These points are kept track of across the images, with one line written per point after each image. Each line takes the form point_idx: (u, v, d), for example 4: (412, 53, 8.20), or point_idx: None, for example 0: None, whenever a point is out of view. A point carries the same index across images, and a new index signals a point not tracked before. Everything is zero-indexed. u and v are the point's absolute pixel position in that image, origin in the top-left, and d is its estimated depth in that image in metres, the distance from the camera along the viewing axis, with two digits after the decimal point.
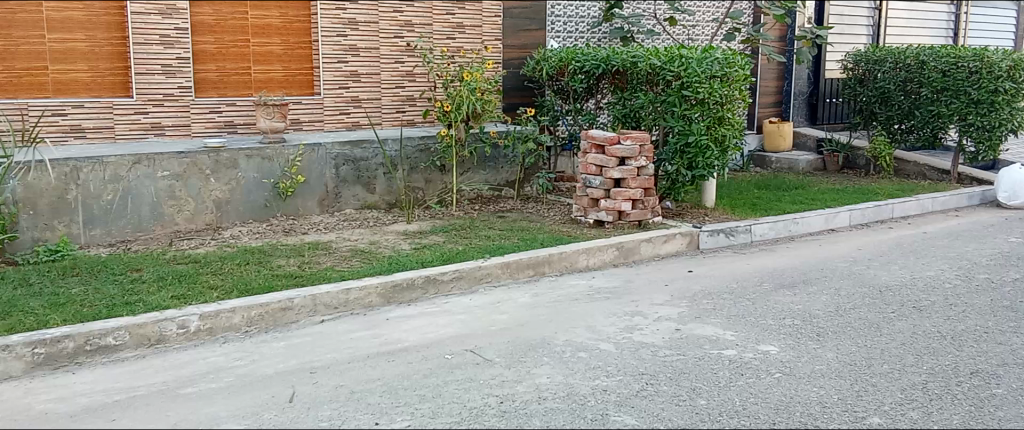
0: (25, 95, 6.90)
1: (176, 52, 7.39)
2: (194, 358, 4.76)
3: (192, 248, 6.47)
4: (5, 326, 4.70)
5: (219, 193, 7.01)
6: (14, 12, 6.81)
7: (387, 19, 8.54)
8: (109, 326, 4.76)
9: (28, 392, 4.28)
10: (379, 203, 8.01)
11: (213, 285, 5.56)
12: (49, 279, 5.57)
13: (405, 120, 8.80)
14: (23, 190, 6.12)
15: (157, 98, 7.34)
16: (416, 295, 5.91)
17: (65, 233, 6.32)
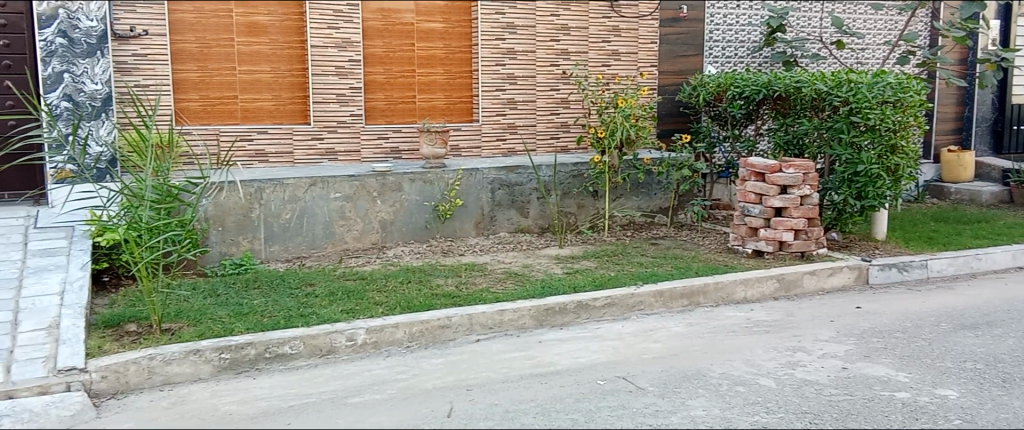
0: (217, 121, 7.54)
1: (349, 82, 7.90)
2: (360, 369, 5.04)
3: (360, 265, 6.86)
4: (197, 332, 5.14)
5: (385, 214, 7.40)
6: (210, 47, 7.44)
7: (544, 48, 8.74)
8: (286, 336, 5.11)
9: (215, 393, 4.65)
10: (532, 227, 8.17)
11: (378, 301, 5.87)
12: (234, 291, 6.06)
13: (559, 146, 8.95)
14: (214, 209, 6.70)
15: (331, 125, 7.87)
16: (568, 320, 5.95)
17: (248, 249, 6.88)
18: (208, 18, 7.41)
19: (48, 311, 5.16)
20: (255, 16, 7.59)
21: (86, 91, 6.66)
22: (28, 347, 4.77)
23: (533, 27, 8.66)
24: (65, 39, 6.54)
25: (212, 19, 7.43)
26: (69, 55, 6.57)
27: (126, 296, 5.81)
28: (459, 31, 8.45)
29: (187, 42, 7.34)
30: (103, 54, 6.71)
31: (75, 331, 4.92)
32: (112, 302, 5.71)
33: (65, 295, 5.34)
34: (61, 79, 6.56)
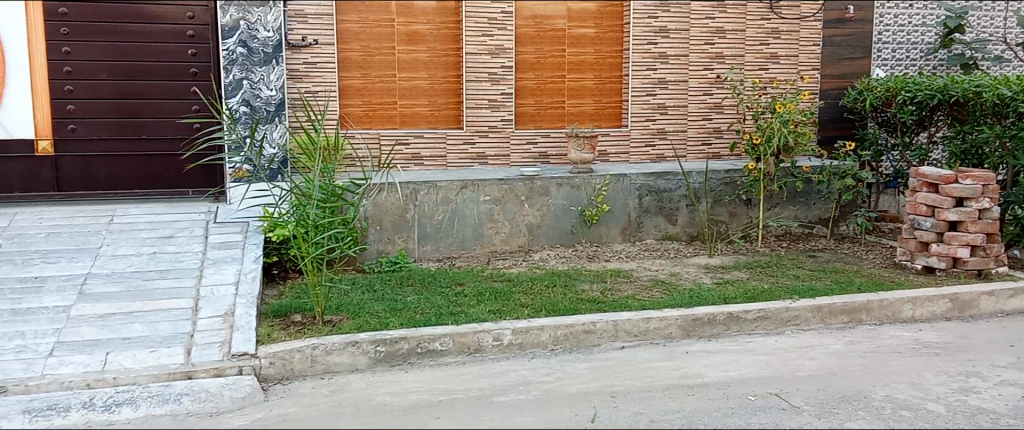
0: (377, 126, 7.92)
1: (501, 88, 8.07)
2: (506, 369, 5.12)
3: (507, 267, 6.99)
4: (355, 324, 5.41)
5: (532, 217, 7.49)
6: (372, 55, 7.81)
7: (698, 52, 8.56)
8: (436, 333, 5.27)
9: (371, 384, 4.87)
10: (681, 234, 8.01)
11: (524, 303, 5.95)
12: (389, 287, 6.34)
13: (710, 152, 8.76)
14: (373, 209, 7.03)
15: (483, 129, 8.07)
16: (717, 331, 5.79)
17: (403, 247, 7.17)
18: (372, 27, 7.77)
19: (223, 300, 5.56)
20: (414, 25, 7.90)
21: (262, 97, 7.15)
22: (205, 332, 5.13)
23: (687, 31, 8.49)
24: (246, 48, 7.03)
25: (375, 29, 7.79)
26: (248, 63, 7.06)
27: (292, 289, 6.21)
28: (611, 36, 8.45)
29: (352, 50, 7.73)
30: (278, 62, 7.17)
31: (247, 319, 5.29)
32: (280, 294, 6.12)
33: (239, 285, 5.75)
34: (241, 85, 7.05)
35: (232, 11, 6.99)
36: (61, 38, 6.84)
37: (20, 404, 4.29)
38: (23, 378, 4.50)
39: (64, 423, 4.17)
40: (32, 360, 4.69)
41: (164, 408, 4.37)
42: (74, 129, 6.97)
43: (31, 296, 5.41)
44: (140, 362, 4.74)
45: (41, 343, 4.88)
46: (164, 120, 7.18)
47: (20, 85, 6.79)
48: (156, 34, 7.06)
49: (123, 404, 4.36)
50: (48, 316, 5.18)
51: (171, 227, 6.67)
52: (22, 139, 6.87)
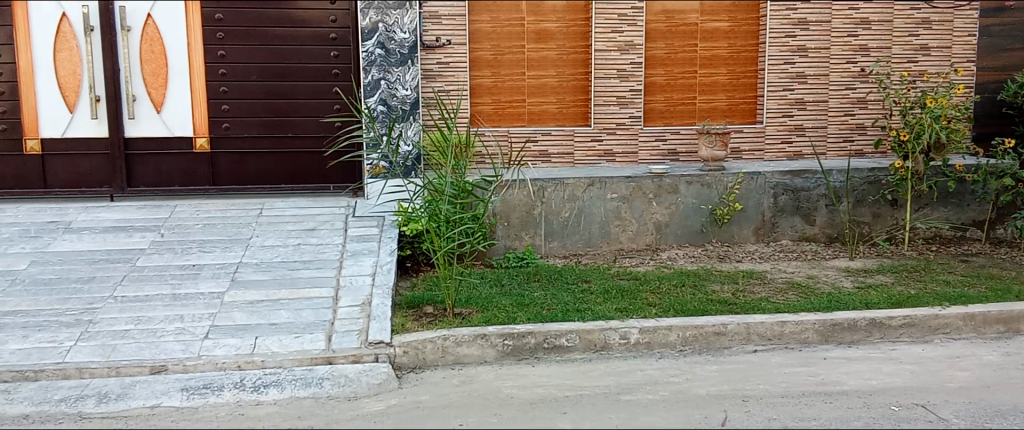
0: (507, 124, 8.05)
1: (630, 85, 8.00)
2: (633, 368, 5.09)
3: (634, 266, 6.94)
4: (484, 318, 5.53)
5: (660, 216, 7.40)
6: (503, 54, 7.94)
7: (840, 44, 8.18)
8: (563, 329, 5.30)
9: (499, 376, 4.97)
10: (818, 235, 7.69)
11: (652, 302, 5.89)
12: (517, 282, 6.44)
13: (852, 150, 8.36)
14: (501, 205, 7.15)
15: (612, 127, 8.05)
16: (858, 337, 5.52)
17: (530, 244, 7.26)
18: (502, 27, 7.90)
19: (361, 290, 5.81)
20: (544, 24, 7.96)
21: (398, 96, 7.42)
22: (344, 320, 5.38)
23: (829, 23, 8.13)
24: (383, 50, 7.31)
25: (506, 28, 7.91)
26: (385, 64, 7.35)
27: (425, 281, 6.43)
28: (746, 29, 8.22)
29: (483, 50, 7.89)
30: (413, 63, 7.42)
31: (383, 309, 5.51)
32: (413, 285, 6.36)
33: (376, 276, 6.01)
34: (378, 86, 7.35)
35: (371, 14, 7.27)
36: (217, 42, 7.31)
37: (179, 382, 4.60)
38: (181, 357, 4.83)
39: (217, 401, 4.48)
40: (189, 341, 5.02)
41: (307, 390, 4.62)
42: (228, 127, 7.44)
43: (189, 282, 5.85)
44: (285, 347, 5.01)
45: (198, 326, 5.22)
46: (307, 119, 7.57)
47: (180, 86, 7.31)
48: (301, 37, 7.43)
49: (270, 386, 4.63)
50: (204, 301, 5.56)
51: (314, 220, 7.05)
52: (182, 136, 7.40)
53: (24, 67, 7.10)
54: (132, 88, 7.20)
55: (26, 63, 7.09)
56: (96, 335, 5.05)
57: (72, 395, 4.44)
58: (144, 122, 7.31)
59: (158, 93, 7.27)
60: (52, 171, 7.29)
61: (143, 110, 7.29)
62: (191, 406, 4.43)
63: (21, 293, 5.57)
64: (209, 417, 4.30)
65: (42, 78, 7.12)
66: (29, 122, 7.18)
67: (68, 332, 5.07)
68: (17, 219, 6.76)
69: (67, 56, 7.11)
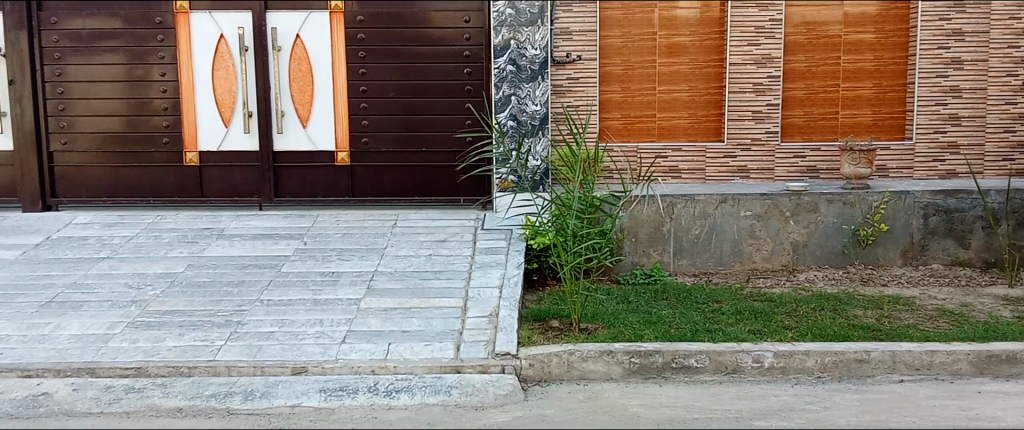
0: (636, 139, 7.94)
1: (767, 99, 7.76)
2: (766, 393, 4.89)
3: (769, 286, 6.69)
4: (610, 334, 5.47)
5: (797, 235, 7.10)
6: (633, 69, 7.85)
7: (999, 56, 7.66)
8: (692, 349, 5.17)
9: (626, 394, 4.90)
10: (973, 260, 7.15)
11: (787, 325, 5.66)
12: (645, 300, 6.34)
13: (1013, 169, 7.77)
14: (629, 220, 7.05)
15: (746, 142, 7.83)
16: (1019, 370, 5.09)
17: (658, 261, 7.14)
18: (634, 41, 7.81)
19: (489, 301, 5.89)
20: (677, 38, 7.81)
21: (528, 111, 7.51)
22: (472, 330, 5.46)
23: (986, 33, 7.64)
24: (515, 66, 7.43)
25: (638, 43, 7.81)
26: (516, 80, 7.46)
27: (551, 295, 6.44)
28: (894, 41, 7.79)
29: (614, 65, 7.83)
30: (544, 79, 7.50)
31: (510, 321, 5.56)
32: (540, 299, 6.37)
33: (503, 289, 6.07)
34: (509, 101, 7.48)
35: (504, 32, 7.40)
36: (359, 61, 7.62)
37: (318, 383, 4.82)
38: (319, 359, 5.05)
39: (352, 404, 4.67)
40: (328, 344, 5.25)
41: (436, 398, 4.74)
42: (367, 142, 7.74)
43: (329, 288, 6.13)
44: (416, 354, 5.13)
45: (336, 330, 5.46)
46: (440, 135, 7.75)
47: (325, 103, 7.67)
48: (436, 55, 7.64)
49: (401, 391, 4.77)
50: (342, 307, 5.81)
51: (445, 231, 7.24)
52: (325, 150, 7.76)
53: (185, 84, 7.61)
54: (281, 105, 7.64)
55: (188, 81, 7.60)
56: (244, 335, 5.37)
57: (221, 392, 4.74)
58: (291, 137, 7.73)
59: (304, 110, 7.67)
60: (208, 181, 7.80)
61: (291, 125, 7.70)
62: (328, 407, 4.64)
63: (178, 294, 6.01)
64: (345, 418, 4.49)
65: (202, 95, 7.63)
66: (188, 135, 7.70)
67: (219, 332, 5.43)
68: (177, 226, 7.32)
69: (225, 75, 7.60)
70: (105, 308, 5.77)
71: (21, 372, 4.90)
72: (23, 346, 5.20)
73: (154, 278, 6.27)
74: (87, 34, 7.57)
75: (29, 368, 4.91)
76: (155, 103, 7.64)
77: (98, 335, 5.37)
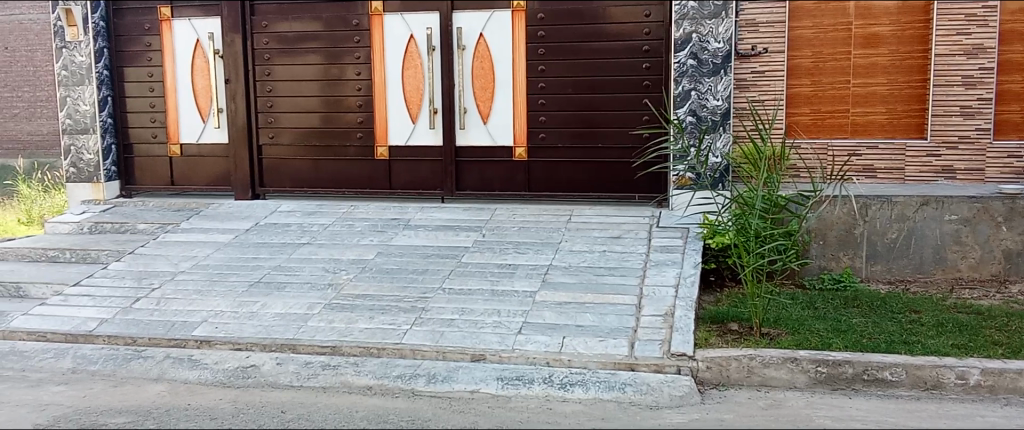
0: (826, 135, 7.48)
1: (977, 93, 7.14)
2: (971, 413, 4.47)
3: (976, 298, 6.12)
4: (795, 341, 5.22)
5: (1011, 243, 6.47)
6: (825, 61, 7.41)
7: None
8: (887, 361, 4.84)
9: (811, 404, 4.65)
10: None
11: (998, 340, 5.15)
12: (833, 306, 5.99)
13: None
14: (817, 221, 6.68)
15: (952, 140, 7.23)
16: None
17: (848, 266, 6.71)
18: (827, 32, 7.38)
19: (665, 300, 5.79)
20: (874, 28, 7.30)
21: (708, 106, 7.31)
22: (647, 328, 5.38)
23: None
24: (696, 60, 7.25)
25: (830, 34, 7.38)
26: (697, 75, 7.28)
27: (730, 297, 6.25)
28: None
29: (803, 57, 7.43)
30: (726, 73, 7.27)
31: (687, 321, 5.43)
32: (717, 301, 6.21)
33: (679, 288, 5.95)
34: (689, 96, 7.30)
35: (685, 25, 7.24)
36: (539, 58, 7.75)
37: (495, 371, 4.96)
38: (497, 348, 5.19)
39: (528, 394, 4.76)
40: (505, 334, 5.38)
41: (611, 394, 4.72)
42: (544, 138, 7.85)
43: (506, 279, 6.29)
44: (590, 349, 5.13)
45: (513, 321, 5.58)
46: (616, 131, 7.72)
47: (505, 99, 7.86)
48: (615, 50, 7.61)
49: (576, 385, 4.80)
50: (518, 299, 5.93)
51: (620, 228, 7.21)
52: (504, 146, 7.95)
53: (377, 82, 8.07)
54: (464, 102, 7.91)
55: (379, 79, 8.06)
56: (427, 321, 5.63)
57: (406, 373, 4.99)
58: (472, 132, 7.98)
59: (485, 106, 7.90)
60: (396, 174, 8.22)
61: (472, 121, 7.96)
62: (506, 395, 4.76)
63: (369, 279, 6.41)
64: (521, 407, 4.59)
65: (392, 92, 8.06)
66: (379, 131, 8.16)
67: (405, 317, 5.72)
68: (367, 215, 7.79)
69: (413, 73, 7.99)
70: (305, 289, 6.25)
71: (233, 345, 5.42)
72: (235, 321, 5.74)
73: (347, 263, 6.71)
74: (293, 36, 8.20)
75: (240, 342, 5.42)
76: (350, 100, 8.17)
77: (298, 314, 5.84)
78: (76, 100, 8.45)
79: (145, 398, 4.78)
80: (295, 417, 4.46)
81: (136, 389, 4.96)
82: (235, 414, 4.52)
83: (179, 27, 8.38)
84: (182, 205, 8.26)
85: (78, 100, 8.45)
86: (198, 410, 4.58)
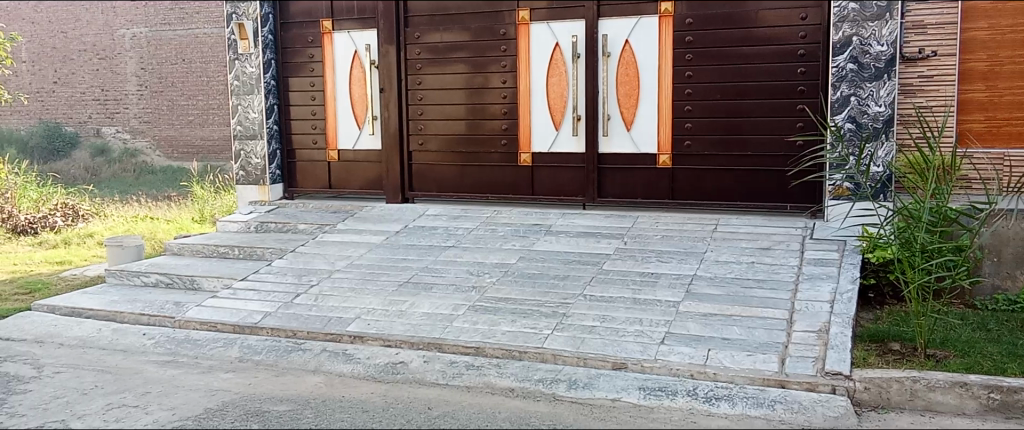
0: (1002, 145, 6.85)
1: None
2: None
3: None
4: (964, 364, 4.86)
5: None
6: (1002, 64, 6.77)
7: None
8: None
9: None
10: None
11: None
12: (1008, 329, 5.52)
13: None
14: (992, 236, 6.19)
15: None
16: None
17: None
18: (1004, 34, 6.74)
19: (819, 316, 5.54)
20: None
21: (870, 113, 6.98)
22: (799, 345, 5.16)
23: None
24: (856, 64, 6.96)
25: (1007, 35, 6.74)
26: (858, 79, 6.98)
27: (890, 315, 5.89)
28: None
29: (977, 61, 6.82)
30: (890, 77, 6.90)
31: (843, 339, 5.17)
32: (877, 318, 5.87)
33: (835, 304, 5.66)
34: (848, 102, 7.02)
35: (845, 28, 6.97)
36: (686, 64, 7.62)
37: (637, 381, 4.90)
38: (639, 357, 5.14)
39: (672, 405, 4.65)
40: (648, 344, 5.31)
41: (759, 411, 4.53)
42: (689, 145, 7.70)
43: (649, 288, 6.21)
44: (737, 363, 4.97)
45: (656, 330, 5.50)
46: (766, 138, 7.46)
47: (650, 106, 7.78)
48: (768, 55, 7.36)
49: (722, 399, 4.65)
50: (661, 308, 5.84)
51: (770, 239, 6.96)
52: (648, 153, 7.87)
53: (523, 90, 8.20)
54: (608, 109, 7.90)
55: (525, 87, 8.19)
56: (568, 327, 5.65)
57: (548, 378, 5.03)
58: (616, 139, 7.95)
59: (630, 113, 7.85)
60: (539, 181, 8.32)
61: (616, 128, 7.93)
62: (648, 405, 4.66)
63: (512, 282, 6.52)
64: (664, 419, 4.49)
65: (537, 100, 8.17)
66: (524, 138, 8.28)
67: (546, 321, 5.77)
68: (510, 221, 7.92)
69: (558, 81, 8.06)
70: (450, 291, 6.45)
71: (384, 341, 5.68)
72: (386, 319, 6.00)
73: (491, 267, 6.86)
74: (443, 46, 8.48)
75: (390, 339, 5.67)
76: (495, 107, 8.34)
77: (444, 314, 6.02)
78: (246, 108, 9.13)
79: (303, 388, 5.07)
80: (440, 414, 4.59)
81: (295, 379, 5.26)
82: (386, 408, 4.72)
83: (339, 39, 8.86)
84: (338, 207, 8.73)
85: (248, 108, 9.13)
86: (351, 403, 4.81)
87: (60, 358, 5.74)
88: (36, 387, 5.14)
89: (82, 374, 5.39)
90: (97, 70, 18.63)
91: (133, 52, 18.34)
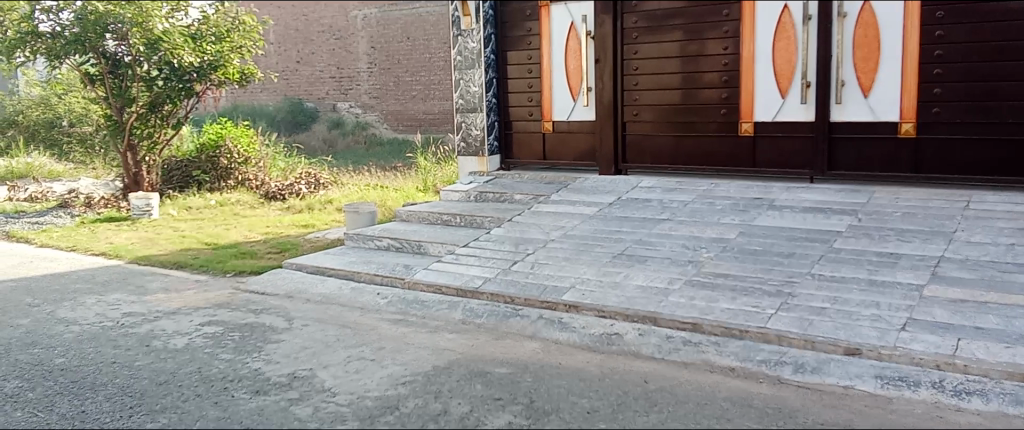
0: None
1: None
2: None
3: None
4: None
5: None
6: None
7: None
8: None
9: None
10: None
11: None
12: None
13: None
14: None
15: None
16: None
17: None
18: None
19: None
20: None
21: None
22: None
23: None
24: None
25: None
26: None
27: None
28: None
29: None
30: None
31: None
32: None
33: None
34: None
35: None
36: (937, 22, 6.87)
37: (874, 369, 4.55)
38: (876, 344, 4.75)
39: (914, 397, 4.25)
40: (886, 329, 4.90)
41: (1020, 410, 4.02)
42: (938, 112, 6.96)
43: (887, 270, 5.72)
44: (994, 356, 4.45)
45: (896, 316, 5.06)
46: None
47: (892, 69, 7.10)
48: None
49: (973, 395, 4.19)
50: (902, 292, 5.36)
51: None
52: (887, 122, 7.21)
53: (745, 56, 7.82)
54: (842, 74, 7.32)
55: (748, 53, 7.80)
56: (794, 307, 5.35)
57: (771, 360, 4.80)
58: (850, 107, 7.36)
59: (868, 78, 7.22)
60: (761, 152, 7.92)
61: (851, 95, 7.33)
62: (886, 395, 4.30)
63: (731, 258, 6.28)
64: (905, 411, 4.10)
65: (761, 67, 7.75)
66: (745, 107, 7.90)
67: (770, 300, 5.50)
68: (729, 194, 7.63)
69: (785, 45, 7.60)
70: (665, 264, 6.34)
71: (600, 312, 5.71)
72: (601, 289, 6.02)
73: (709, 241, 6.65)
74: (661, 14, 8.28)
75: (605, 310, 5.69)
76: (714, 75, 8.02)
77: (660, 288, 5.93)
78: (468, 82, 9.51)
79: (522, 353, 5.23)
80: (658, 388, 4.54)
81: (514, 343, 5.43)
82: (602, 378, 4.74)
83: (556, 10, 8.93)
84: (553, 178, 8.87)
85: (469, 82, 9.50)
86: (568, 370, 4.88)
87: (306, 313, 6.35)
88: (288, 337, 5.72)
89: (326, 327, 5.92)
90: (333, 50, 20.24)
91: (365, 32, 19.68)
